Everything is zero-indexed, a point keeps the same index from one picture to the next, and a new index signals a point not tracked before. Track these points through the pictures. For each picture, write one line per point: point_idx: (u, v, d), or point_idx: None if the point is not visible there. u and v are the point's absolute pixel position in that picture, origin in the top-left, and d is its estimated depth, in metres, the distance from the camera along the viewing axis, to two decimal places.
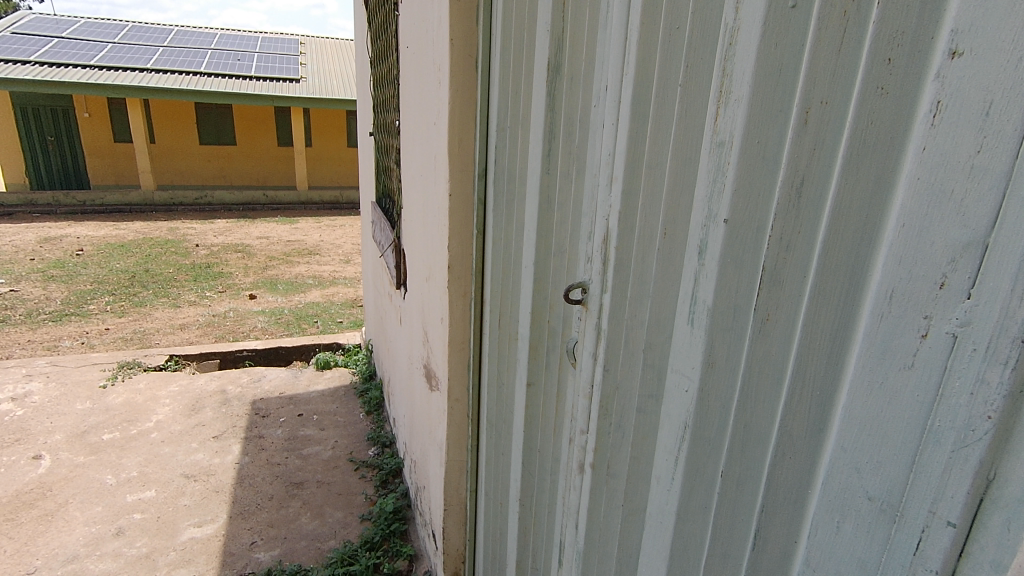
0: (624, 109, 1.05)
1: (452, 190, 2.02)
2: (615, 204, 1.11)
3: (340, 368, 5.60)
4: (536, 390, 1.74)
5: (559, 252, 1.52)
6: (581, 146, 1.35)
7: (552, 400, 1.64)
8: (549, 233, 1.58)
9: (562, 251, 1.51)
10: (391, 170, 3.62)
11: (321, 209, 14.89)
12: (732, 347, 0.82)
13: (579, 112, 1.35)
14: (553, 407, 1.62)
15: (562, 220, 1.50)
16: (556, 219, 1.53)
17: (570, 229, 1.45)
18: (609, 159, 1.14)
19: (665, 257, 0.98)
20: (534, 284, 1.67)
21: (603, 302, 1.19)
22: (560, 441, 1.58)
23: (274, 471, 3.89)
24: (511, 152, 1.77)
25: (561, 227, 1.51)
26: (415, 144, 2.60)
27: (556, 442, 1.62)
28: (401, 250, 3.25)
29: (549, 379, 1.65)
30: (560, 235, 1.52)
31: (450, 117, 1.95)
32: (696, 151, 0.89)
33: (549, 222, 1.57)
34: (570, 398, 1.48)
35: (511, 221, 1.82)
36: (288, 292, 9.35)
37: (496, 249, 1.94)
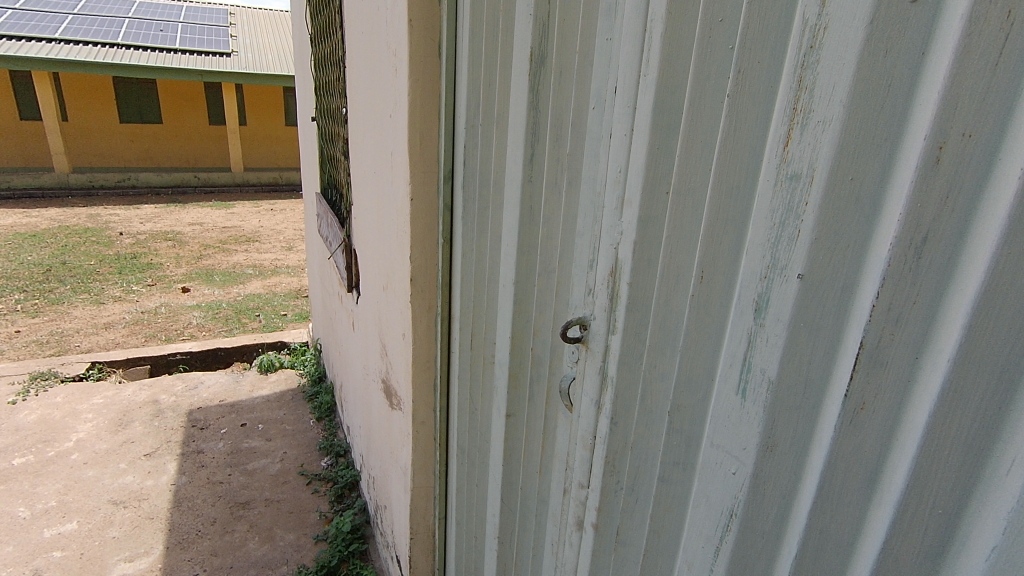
0: (643, 119, 0.86)
1: (413, 193, 1.78)
2: (630, 230, 0.92)
3: (286, 369, 5.24)
4: (518, 421, 1.55)
5: (546, 274, 1.33)
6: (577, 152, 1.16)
7: (538, 436, 1.46)
8: (533, 251, 1.38)
9: (550, 273, 1.31)
10: (338, 160, 3.30)
11: (259, 193, 14.07)
12: (804, 430, 0.66)
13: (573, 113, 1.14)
14: (540, 443, 1.45)
15: (548, 236, 1.30)
16: (541, 237, 1.33)
17: (560, 248, 1.25)
18: (620, 176, 0.94)
19: (699, 303, 0.80)
20: (516, 306, 1.47)
21: (611, 345, 1.01)
22: (550, 485, 1.41)
23: (216, 491, 3.57)
24: (483, 152, 1.54)
25: (547, 245, 1.31)
26: (367, 137, 2.32)
27: (545, 483, 1.44)
28: (352, 250, 2.97)
29: (533, 413, 1.47)
30: (547, 254, 1.32)
31: (410, 111, 1.70)
32: (748, 180, 0.71)
33: (535, 237, 1.36)
34: (561, 440, 1.30)
35: (483, 231, 1.60)
36: (225, 283, 8.76)
37: (467, 261, 1.73)
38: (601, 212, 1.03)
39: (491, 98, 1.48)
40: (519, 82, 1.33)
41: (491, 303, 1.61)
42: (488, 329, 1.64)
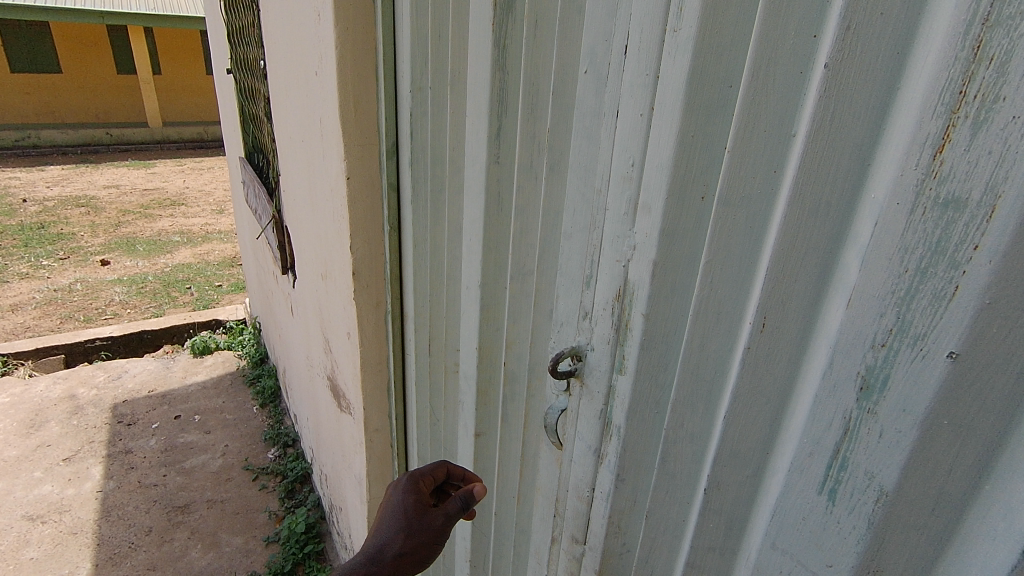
0: (671, 96, 0.61)
1: (350, 172, 1.46)
2: (647, 245, 0.68)
3: (223, 351, 4.84)
4: (489, 440, 1.34)
5: (522, 279, 1.08)
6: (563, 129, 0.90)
7: (515, 462, 1.25)
8: (503, 249, 1.12)
9: (527, 279, 1.07)
10: (261, 121, 2.87)
11: (182, 150, 12.92)
12: (934, 561, 0.46)
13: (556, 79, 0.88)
14: (517, 468, 1.24)
15: (523, 233, 1.05)
16: (513, 233, 1.07)
17: (539, 250, 1.01)
18: (631, 170, 0.69)
19: (750, 359, 0.58)
20: (482, 312, 1.22)
21: (617, 388, 0.79)
22: (532, 520, 1.21)
23: (149, 495, 3.25)
24: (435, 122, 1.25)
25: (522, 244, 1.06)
26: (291, 99, 1.95)
27: (526, 514, 1.25)
28: (284, 227, 2.62)
29: (507, 436, 1.26)
30: (521, 256, 1.07)
31: (340, 71, 1.37)
32: (856, 195, 0.48)
33: (504, 233, 1.10)
34: (546, 475, 1.10)
35: (439, 219, 1.33)
36: (150, 252, 8.02)
37: (420, 253, 1.46)
38: (598, 213, 0.78)
39: (444, 54, 1.18)
40: (481, 33, 1.04)
41: (453, 305, 1.36)
42: (450, 333, 1.39)
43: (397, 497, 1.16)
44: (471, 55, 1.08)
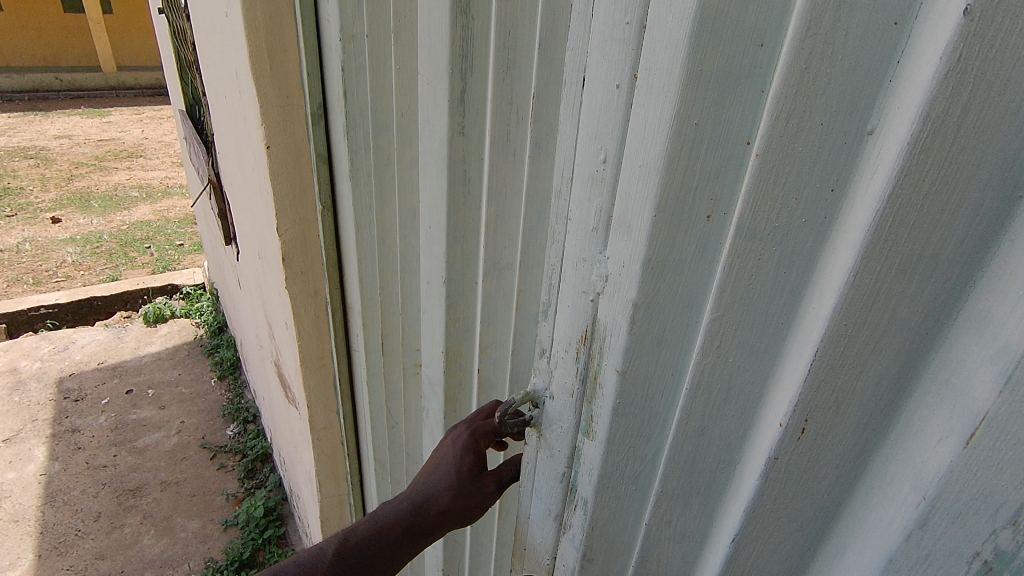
0: (668, 63, 0.39)
1: (271, 140, 1.20)
2: (625, 280, 0.47)
3: (180, 319, 4.55)
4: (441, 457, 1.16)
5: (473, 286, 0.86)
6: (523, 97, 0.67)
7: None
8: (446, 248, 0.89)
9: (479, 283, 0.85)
10: (193, 69, 2.52)
11: (138, 97, 12.06)
12: None
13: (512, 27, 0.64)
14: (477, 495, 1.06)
15: (473, 230, 0.82)
16: (455, 230, 0.84)
17: (493, 252, 0.79)
18: (602, 169, 0.47)
19: (778, 475, 0.38)
20: (430, 316, 1.01)
21: (584, 454, 0.59)
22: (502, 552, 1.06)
23: (98, 478, 3.04)
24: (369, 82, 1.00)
25: (469, 243, 0.83)
26: (208, 46, 1.64)
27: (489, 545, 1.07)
28: (222, 194, 2.32)
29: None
30: (469, 256, 0.84)
31: (246, 13, 1.08)
32: (1002, 242, 0.27)
33: (445, 228, 0.87)
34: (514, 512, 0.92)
35: (383, 200, 1.10)
36: (106, 208, 7.51)
37: (359, 238, 1.23)
38: (557, 221, 0.56)
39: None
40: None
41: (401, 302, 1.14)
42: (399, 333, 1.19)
43: (451, 450, 0.75)
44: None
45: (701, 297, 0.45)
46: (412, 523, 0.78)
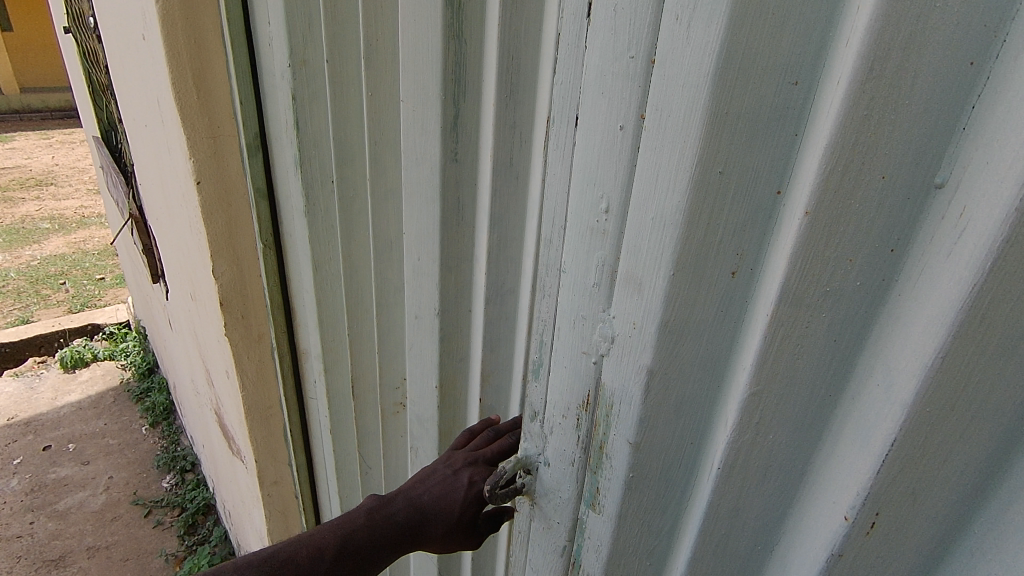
0: (683, 98, 0.34)
1: (201, 176, 1.08)
2: (637, 343, 0.42)
3: (104, 362, 4.17)
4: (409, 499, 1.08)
5: (457, 325, 0.78)
6: (525, 124, 0.61)
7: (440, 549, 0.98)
8: (421, 287, 0.80)
9: (467, 323, 0.78)
10: (109, 94, 2.31)
11: (44, 121, 11.16)
12: None
13: (503, 50, 0.58)
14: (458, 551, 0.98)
15: (455, 265, 0.74)
16: (438, 261, 0.75)
17: (487, 285, 0.70)
18: (604, 219, 0.42)
19: (843, 571, 0.34)
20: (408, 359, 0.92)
21: (588, 528, 0.53)
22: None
23: (11, 552, 2.70)
24: (305, 109, 0.90)
25: (452, 278, 0.75)
26: (122, 71, 1.48)
27: None
28: (147, 229, 2.13)
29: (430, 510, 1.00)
30: (451, 295, 0.76)
31: (165, 37, 0.96)
32: None
33: (425, 265, 0.79)
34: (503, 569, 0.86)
35: (327, 238, 1.00)
36: (10, 243, 6.85)
37: (305, 280, 1.11)
38: (549, 272, 0.50)
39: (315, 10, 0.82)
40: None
41: (361, 347, 1.05)
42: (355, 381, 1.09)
43: (461, 490, 0.68)
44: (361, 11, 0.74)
45: (733, 359, 0.39)
46: (411, 542, 0.72)
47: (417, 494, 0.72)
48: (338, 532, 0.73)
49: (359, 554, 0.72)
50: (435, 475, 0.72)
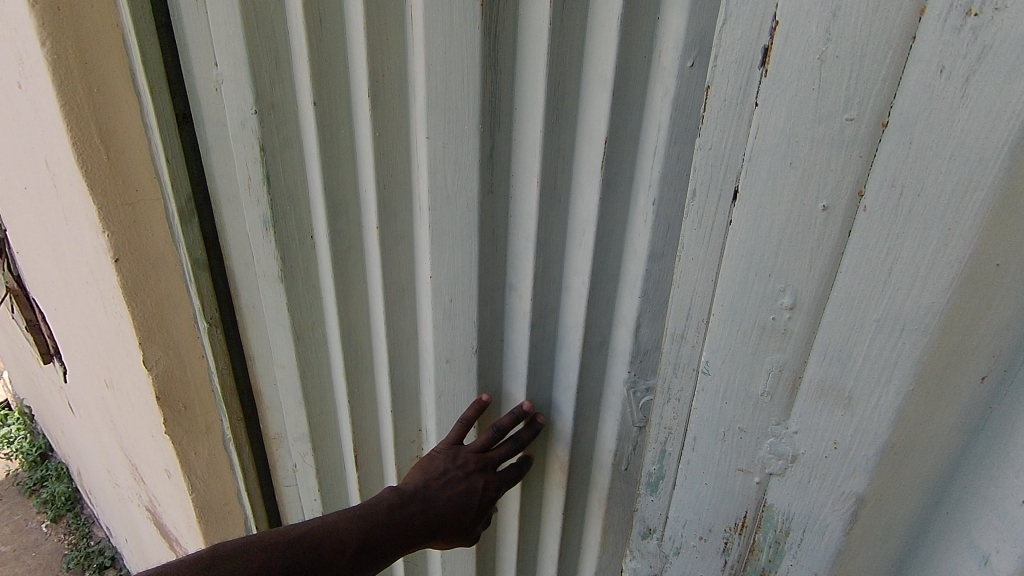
0: (877, 259, 0.40)
1: (124, 256, 0.87)
2: (836, 463, 0.47)
3: None
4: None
5: (491, 349, 0.81)
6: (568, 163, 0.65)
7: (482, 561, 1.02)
8: (454, 328, 0.79)
9: (500, 347, 0.81)
10: None
11: None
12: None
13: (549, 96, 0.61)
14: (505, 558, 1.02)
15: (492, 297, 0.76)
16: (476, 297, 0.75)
17: (532, 309, 0.74)
18: (789, 317, 0.46)
19: None
20: (432, 405, 0.88)
21: None
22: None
23: None
24: (276, 162, 0.75)
25: (488, 310, 0.77)
26: None
27: None
28: (26, 301, 1.78)
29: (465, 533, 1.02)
30: (487, 327, 0.78)
31: (61, 94, 0.75)
32: None
33: (459, 305, 0.77)
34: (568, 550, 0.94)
35: (309, 306, 0.87)
36: None
37: (273, 360, 0.95)
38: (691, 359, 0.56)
39: (289, 43, 0.69)
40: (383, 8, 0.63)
41: (358, 414, 0.95)
42: (353, 453, 0.99)
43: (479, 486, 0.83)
44: (361, 48, 0.65)
45: (976, 487, 0.42)
46: (419, 529, 0.83)
47: (433, 491, 0.83)
48: (365, 526, 0.80)
49: (376, 548, 0.81)
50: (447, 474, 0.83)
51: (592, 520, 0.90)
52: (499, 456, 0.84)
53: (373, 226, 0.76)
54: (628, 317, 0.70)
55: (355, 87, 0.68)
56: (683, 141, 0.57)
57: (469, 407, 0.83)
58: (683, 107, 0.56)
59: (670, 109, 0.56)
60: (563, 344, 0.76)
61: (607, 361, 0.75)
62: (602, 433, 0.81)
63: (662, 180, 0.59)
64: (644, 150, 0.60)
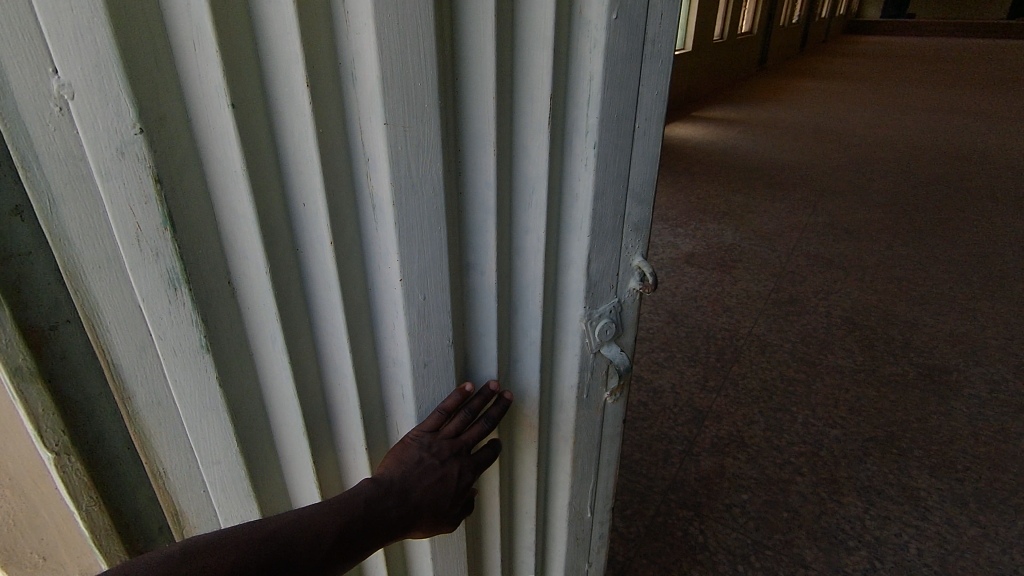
0: None
1: None
2: None
3: None
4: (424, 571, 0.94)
5: (460, 339, 0.75)
6: (515, 127, 0.64)
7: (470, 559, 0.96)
8: (429, 330, 0.69)
9: (464, 336, 0.75)
10: None
11: None
12: None
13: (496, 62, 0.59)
14: (493, 545, 0.98)
15: (456, 280, 0.70)
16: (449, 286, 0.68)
17: (495, 281, 0.72)
18: None
19: None
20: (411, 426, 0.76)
21: None
22: (520, 563, 1.05)
23: None
24: (178, 193, 0.52)
25: (454, 298, 0.71)
26: None
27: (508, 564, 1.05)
28: None
29: (451, 560, 0.92)
30: (454, 315, 0.72)
31: None
32: None
33: (432, 303, 0.68)
34: (543, 493, 0.98)
35: (248, 373, 0.64)
36: None
37: (198, 469, 0.67)
38: None
39: (176, 21, 0.46)
40: None
41: (324, 477, 0.76)
42: None
43: (457, 473, 0.73)
44: (292, 19, 0.49)
45: None
46: (391, 531, 0.68)
47: (412, 481, 0.69)
48: (339, 523, 0.64)
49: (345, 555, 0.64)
50: (423, 464, 0.70)
51: (559, 459, 0.95)
52: (473, 438, 0.74)
53: (326, 246, 0.60)
54: (578, 259, 0.76)
55: (280, 76, 0.52)
56: (611, 88, 0.64)
57: (448, 397, 0.74)
58: (610, 54, 0.62)
59: (601, 58, 0.62)
60: (522, 306, 0.77)
61: (559, 305, 0.79)
62: (562, 376, 0.86)
63: (600, 125, 0.66)
64: (576, 102, 0.64)
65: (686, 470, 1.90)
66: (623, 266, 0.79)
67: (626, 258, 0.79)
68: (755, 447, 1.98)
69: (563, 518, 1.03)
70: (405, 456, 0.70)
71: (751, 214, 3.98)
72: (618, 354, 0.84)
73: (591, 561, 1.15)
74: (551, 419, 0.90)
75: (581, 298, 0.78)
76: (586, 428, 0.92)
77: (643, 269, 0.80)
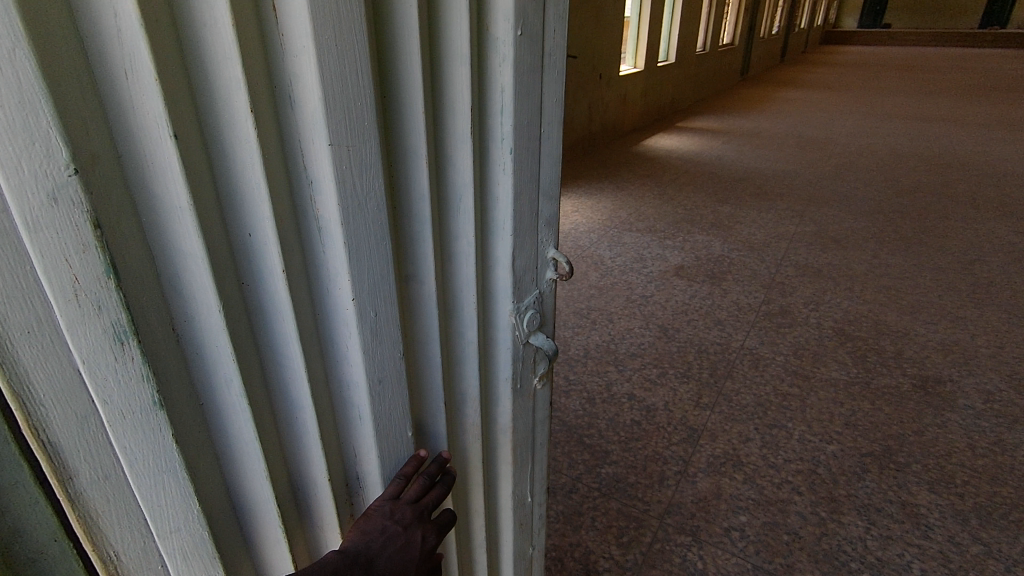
0: None
1: None
2: None
3: None
4: None
5: (407, 351, 0.73)
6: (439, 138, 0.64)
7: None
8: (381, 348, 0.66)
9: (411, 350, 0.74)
10: None
11: None
12: None
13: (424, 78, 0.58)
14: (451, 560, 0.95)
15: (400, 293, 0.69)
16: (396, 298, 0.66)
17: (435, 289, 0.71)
18: None
19: None
20: (374, 450, 0.72)
21: None
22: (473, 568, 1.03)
23: None
24: (118, 237, 0.46)
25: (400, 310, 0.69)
26: None
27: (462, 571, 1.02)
28: None
29: None
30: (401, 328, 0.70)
31: None
32: None
33: (384, 318, 0.66)
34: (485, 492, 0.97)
35: (201, 424, 0.58)
36: None
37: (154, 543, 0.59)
38: None
39: (105, 46, 0.41)
40: None
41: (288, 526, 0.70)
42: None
43: (418, 539, 0.74)
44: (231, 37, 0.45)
45: None
46: None
47: (377, 550, 0.69)
48: None
49: None
50: (387, 532, 0.71)
51: (498, 454, 0.95)
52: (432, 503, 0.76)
53: (278, 275, 0.56)
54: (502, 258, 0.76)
55: (220, 102, 0.48)
56: (520, 96, 0.65)
57: (406, 463, 0.76)
58: (518, 64, 0.63)
59: (510, 71, 0.63)
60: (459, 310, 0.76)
61: (488, 304, 0.79)
62: (496, 374, 0.86)
63: (514, 131, 0.67)
64: (490, 113, 0.65)
65: (682, 491, 1.85)
66: (540, 258, 0.82)
67: (542, 248, 0.82)
68: (751, 466, 1.94)
69: (507, 508, 1.02)
70: (367, 526, 0.70)
71: (737, 225, 3.98)
72: (545, 341, 0.84)
73: (534, 542, 1.16)
74: (486, 418, 0.90)
75: (509, 294, 0.79)
76: (520, 416, 0.93)
77: (556, 259, 0.85)
